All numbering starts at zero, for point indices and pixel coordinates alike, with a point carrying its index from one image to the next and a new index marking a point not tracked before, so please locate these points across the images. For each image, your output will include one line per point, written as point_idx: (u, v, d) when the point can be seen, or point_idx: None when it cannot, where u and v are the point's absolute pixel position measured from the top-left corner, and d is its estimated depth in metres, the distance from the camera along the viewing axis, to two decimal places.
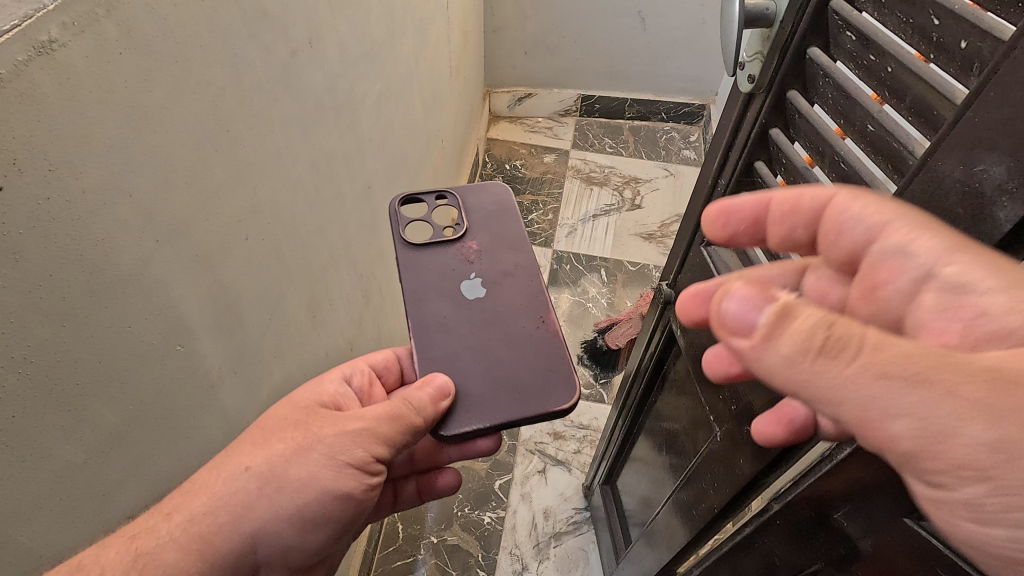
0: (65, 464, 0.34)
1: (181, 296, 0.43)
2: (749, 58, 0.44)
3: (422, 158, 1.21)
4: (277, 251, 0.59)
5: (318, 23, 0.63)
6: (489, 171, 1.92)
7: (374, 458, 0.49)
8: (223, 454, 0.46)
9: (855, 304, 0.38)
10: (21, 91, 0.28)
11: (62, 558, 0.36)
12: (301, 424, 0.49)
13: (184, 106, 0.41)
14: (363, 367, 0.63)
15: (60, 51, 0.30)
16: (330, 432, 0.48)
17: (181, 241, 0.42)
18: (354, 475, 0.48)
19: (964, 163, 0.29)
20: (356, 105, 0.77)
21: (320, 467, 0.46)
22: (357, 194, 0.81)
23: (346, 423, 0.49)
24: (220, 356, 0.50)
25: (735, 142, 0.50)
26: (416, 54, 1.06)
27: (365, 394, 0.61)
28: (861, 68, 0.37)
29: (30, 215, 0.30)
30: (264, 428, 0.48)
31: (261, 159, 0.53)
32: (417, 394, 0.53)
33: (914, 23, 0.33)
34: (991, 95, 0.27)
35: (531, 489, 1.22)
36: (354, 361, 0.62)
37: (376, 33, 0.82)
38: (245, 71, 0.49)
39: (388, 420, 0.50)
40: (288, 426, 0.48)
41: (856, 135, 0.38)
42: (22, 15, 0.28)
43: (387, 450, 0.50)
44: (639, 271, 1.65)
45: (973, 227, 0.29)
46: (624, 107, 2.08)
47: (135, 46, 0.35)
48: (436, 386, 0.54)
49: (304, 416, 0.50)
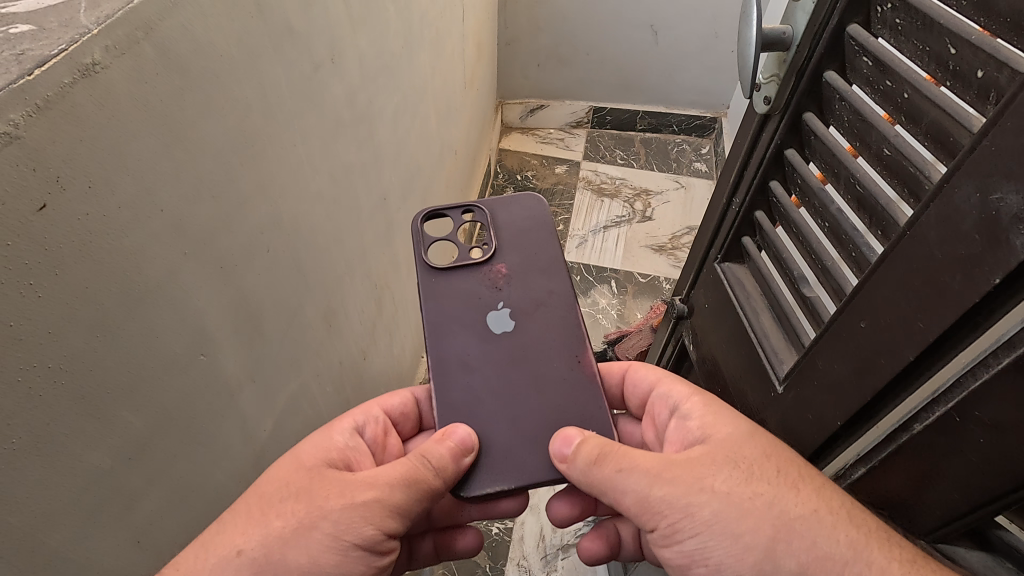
0: (93, 471, 0.35)
1: (205, 307, 0.44)
2: (766, 80, 0.46)
3: (436, 168, 1.23)
4: (297, 263, 0.60)
5: (339, 40, 0.64)
6: (500, 181, 1.93)
7: (385, 535, 0.46)
8: (210, 534, 0.43)
9: (867, 329, 0.38)
10: (66, 111, 0.30)
11: (90, 561, 0.37)
12: (303, 495, 0.45)
13: (214, 124, 0.42)
14: (377, 415, 0.59)
15: (101, 73, 0.31)
16: (334, 508, 0.45)
17: (207, 252, 0.44)
18: (360, 556, 0.45)
19: (981, 190, 0.29)
20: (374, 118, 0.79)
21: (322, 549, 0.43)
22: (373, 205, 0.83)
23: (353, 494, 0.46)
24: (240, 365, 0.51)
25: (751, 161, 0.51)
26: (432, 67, 1.08)
27: (379, 446, 0.58)
28: (877, 92, 0.38)
29: (70, 229, 0.31)
30: (262, 500, 0.45)
31: (283, 172, 0.54)
32: (437, 449, 0.51)
33: (930, 50, 0.33)
34: (1007, 124, 0.27)
35: (539, 500, 1.21)
36: (367, 408, 0.59)
37: (394, 47, 0.84)
38: (270, 88, 0.50)
39: (402, 487, 0.47)
40: (288, 498, 0.45)
41: (871, 157, 0.38)
42: (68, 40, 0.30)
43: (398, 523, 0.47)
44: (650, 283, 1.65)
45: (988, 252, 0.29)
46: (636, 119, 2.09)
47: (171, 68, 0.37)
48: (456, 439, 0.52)
49: (307, 484, 0.46)
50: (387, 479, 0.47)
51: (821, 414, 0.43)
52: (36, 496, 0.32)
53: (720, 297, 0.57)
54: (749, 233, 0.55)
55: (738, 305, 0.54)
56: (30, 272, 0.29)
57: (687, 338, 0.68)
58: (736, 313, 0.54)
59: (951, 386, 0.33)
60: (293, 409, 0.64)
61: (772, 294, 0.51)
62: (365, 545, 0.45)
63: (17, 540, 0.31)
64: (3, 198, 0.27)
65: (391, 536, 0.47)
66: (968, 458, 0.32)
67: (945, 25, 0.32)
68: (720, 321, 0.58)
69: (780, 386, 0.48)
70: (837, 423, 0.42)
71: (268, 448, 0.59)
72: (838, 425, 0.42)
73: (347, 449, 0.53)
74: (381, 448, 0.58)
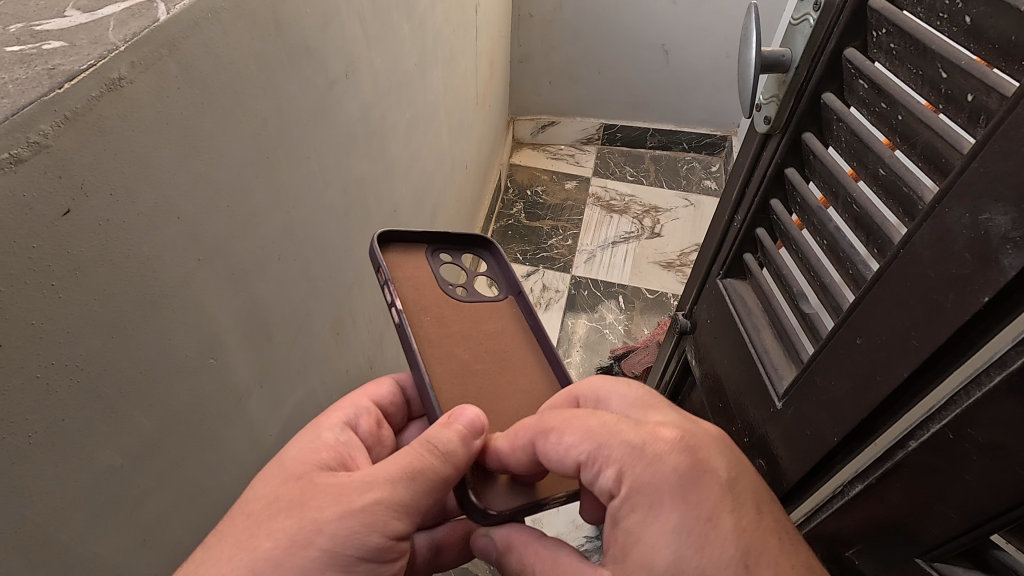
0: (103, 469, 0.36)
1: (217, 312, 0.46)
2: (766, 100, 0.46)
3: (447, 182, 1.25)
4: (306, 272, 0.61)
5: (354, 57, 0.66)
6: (510, 196, 1.95)
7: (394, 538, 0.42)
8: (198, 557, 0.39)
9: (863, 346, 0.38)
10: (92, 123, 0.31)
11: (98, 558, 0.37)
12: (295, 505, 0.41)
13: (231, 137, 0.44)
14: (366, 407, 0.57)
15: (126, 87, 0.33)
16: (332, 517, 0.40)
17: (220, 260, 0.45)
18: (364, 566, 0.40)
19: (972, 211, 0.30)
20: (386, 133, 0.80)
21: (322, 563, 0.39)
22: (383, 217, 0.84)
23: (353, 498, 0.41)
24: (248, 370, 0.52)
25: (752, 179, 0.51)
26: (445, 84, 1.10)
27: (371, 438, 0.56)
28: (873, 114, 0.39)
29: (92, 234, 0.32)
30: (251, 516, 0.41)
31: (296, 184, 0.56)
32: (442, 435, 0.44)
33: (924, 74, 0.34)
34: (995, 147, 0.28)
35: (543, 515, 1.21)
36: (354, 401, 0.56)
37: (408, 65, 0.86)
38: (286, 102, 0.52)
39: (406, 480, 0.42)
40: (278, 511, 0.40)
41: (869, 178, 0.39)
42: (96, 56, 0.31)
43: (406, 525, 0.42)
44: (657, 299, 1.65)
45: (978, 271, 0.29)
46: (646, 137, 2.10)
47: (192, 82, 0.39)
48: (465, 423, 0.45)
49: (297, 493, 0.42)
50: (389, 476, 0.42)
51: (819, 430, 0.43)
52: (50, 490, 0.33)
53: (722, 313, 0.58)
54: (751, 250, 0.55)
55: (739, 321, 0.54)
56: (52, 274, 0.30)
57: (690, 353, 0.68)
58: (738, 330, 0.54)
59: (945, 404, 0.33)
60: (299, 416, 0.65)
61: (773, 311, 0.51)
62: (370, 556, 0.41)
63: (29, 534, 0.32)
64: (31, 203, 0.29)
65: (400, 539, 0.42)
66: (962, 476, 0.33)
67: (937, 50, 0.33)
68: (722, 337, 0.58)
69: (779, 403, 0.48)
70: (834, 438, 0.42)
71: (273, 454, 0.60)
72: (835, 441, 0.42)
73: (341, 444, 0.50)
74: (375, 441, 0.56)
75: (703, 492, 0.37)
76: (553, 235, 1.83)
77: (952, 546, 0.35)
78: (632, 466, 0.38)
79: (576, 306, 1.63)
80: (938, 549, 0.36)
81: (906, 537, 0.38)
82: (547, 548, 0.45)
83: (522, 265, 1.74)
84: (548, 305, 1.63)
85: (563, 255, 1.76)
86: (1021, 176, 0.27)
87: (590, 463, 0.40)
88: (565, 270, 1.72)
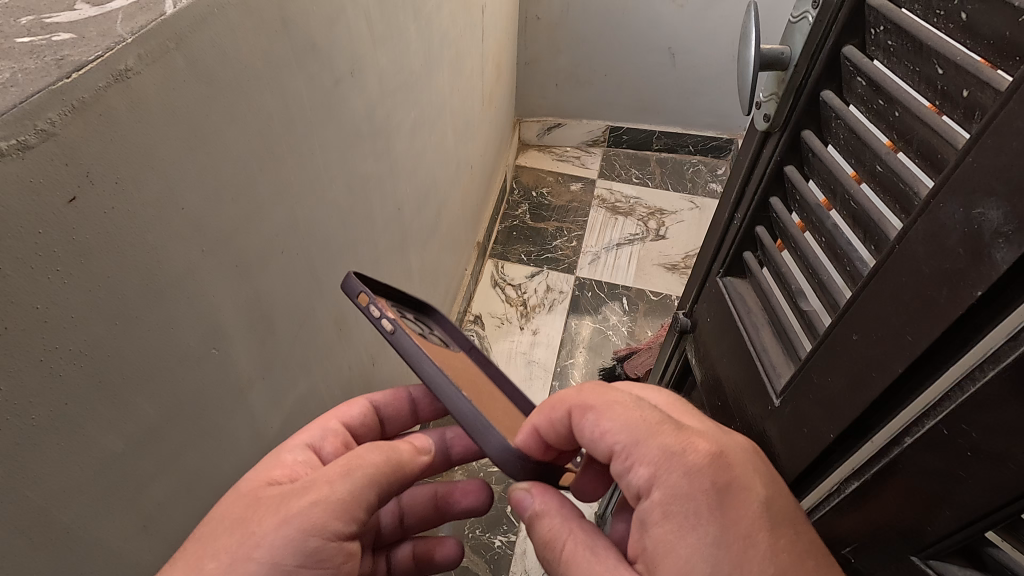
0: (105, 454, 0.37)
1: (220, 303, 0.46)
2: (766, 98, 0.46)
3: (452, 182, 1.25)
4: (310, 267, 0.62)
5: (360, 55, 0.67)
6: (515, 197, 1.96)
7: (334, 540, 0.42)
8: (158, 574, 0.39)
9: (858, 343, 0.38)
10: (100, 113, 0.32)
11: (100, 542, 0.38)
12: (241, 520, 0.41)
13: (237, 131, 0.45)
14: (336, 428, 0.55)
15: (134, 79, 0.34)
16: (270, 527, 0.40)
17: (224, 251, 0.46)
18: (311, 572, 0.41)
19: (965, 206, 0.30)
20: (392, 132, 0.81)
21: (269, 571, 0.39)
22: (387, 215, 0.85)
23: (289, 504, 0.42)
24: (251, 361, 0.53)
25: (752, 178, 0.51)
26: (451, 85, 1.11)
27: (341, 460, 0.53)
28: (871, 112, 0.39)
29: (98, 221, 0.33)
30: (204, 535, 0.41)
31: (300, 179, 0.57)
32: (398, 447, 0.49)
33: (921, 71, 0.34)
34: (988, 143, 0.28)
35: None
36: (325, 420, 0.55)
37: (414, 65, 0.87)
38: (291, 99, 0.53)
39: (342, 480, 0.43)
40: (227, 527, 0.41)
41: (866, 175, 0.39)
42: (105, 47, 0.32)
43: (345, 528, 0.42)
44: (661, 302, 1.65)
45: (971, 266, 0.30)
46: (652, 139, 2.11)
47: (198, 76, 0.39)
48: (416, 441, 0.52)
49: (246, 508, 0.42)
50: (328, 477, 0.44)
51: (815, 427, 0.43)
52: (53, 473, 0.33)
53: (722, 311, 0.58)
54: (750, 248, 0.55)
55: (738, 319, 0.54)
56: (58, 260, 0.31)
57: (690, 352, 0.68)
58: (738, 328, 0.54)
59: (940, 400, 0.33)
60: (301, 410, 0.66)
61: (772, 309, 0.51)
62: (312, 561, 0.41)
63: (33, 514, 0.33)
64: (39, 189, 0.29)
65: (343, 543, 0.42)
66: (956, 472, 0.33)
67: (933, 47, 0.33)
68: (722, 335, 0.59)
69: (777, 400, 0.48)
70: (830, 436, 0.42)
71: (275, 446, 0.61)
72: (832, 438, 0.42)
73: (301, 462, 0.49)
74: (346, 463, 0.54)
75: (742, 510, 0.37)
76: (557, 236, 1.83)
77: (948, 544, 0.35)
78: (669, 469, 0.39)
79: (579, 307, 1.63)
80: (936, 547, 0.36)
81: (900, 533, 0.38)
82: (585, 534, 0.44)
83: (527, 266, 1.74)
84: (552, 306, 1.63)
85: (567, 256, 1.77)
86: (1014, 171, 0.27)
87: (621, 453, 0.41)
88: (569, 272, 1.72)
